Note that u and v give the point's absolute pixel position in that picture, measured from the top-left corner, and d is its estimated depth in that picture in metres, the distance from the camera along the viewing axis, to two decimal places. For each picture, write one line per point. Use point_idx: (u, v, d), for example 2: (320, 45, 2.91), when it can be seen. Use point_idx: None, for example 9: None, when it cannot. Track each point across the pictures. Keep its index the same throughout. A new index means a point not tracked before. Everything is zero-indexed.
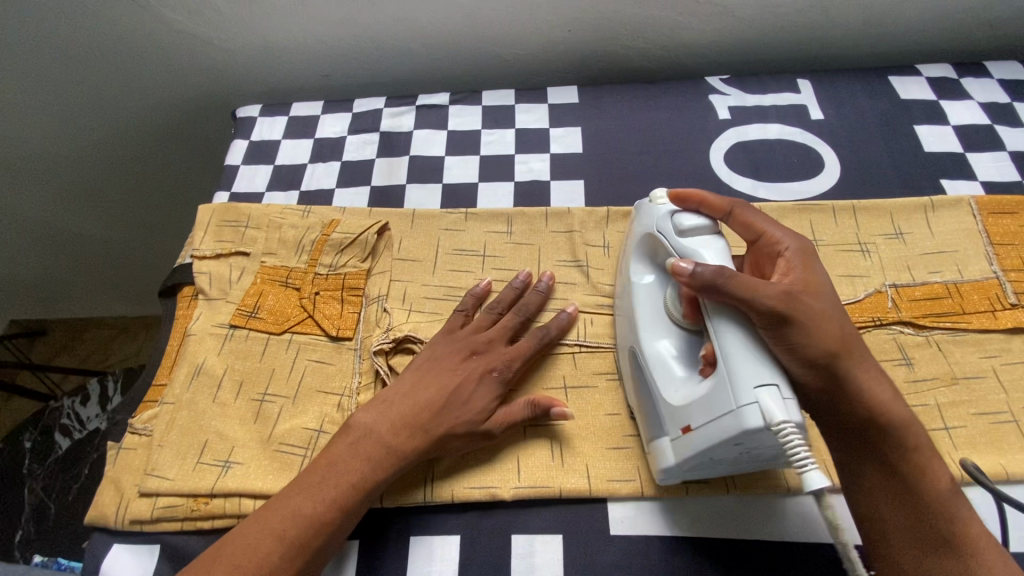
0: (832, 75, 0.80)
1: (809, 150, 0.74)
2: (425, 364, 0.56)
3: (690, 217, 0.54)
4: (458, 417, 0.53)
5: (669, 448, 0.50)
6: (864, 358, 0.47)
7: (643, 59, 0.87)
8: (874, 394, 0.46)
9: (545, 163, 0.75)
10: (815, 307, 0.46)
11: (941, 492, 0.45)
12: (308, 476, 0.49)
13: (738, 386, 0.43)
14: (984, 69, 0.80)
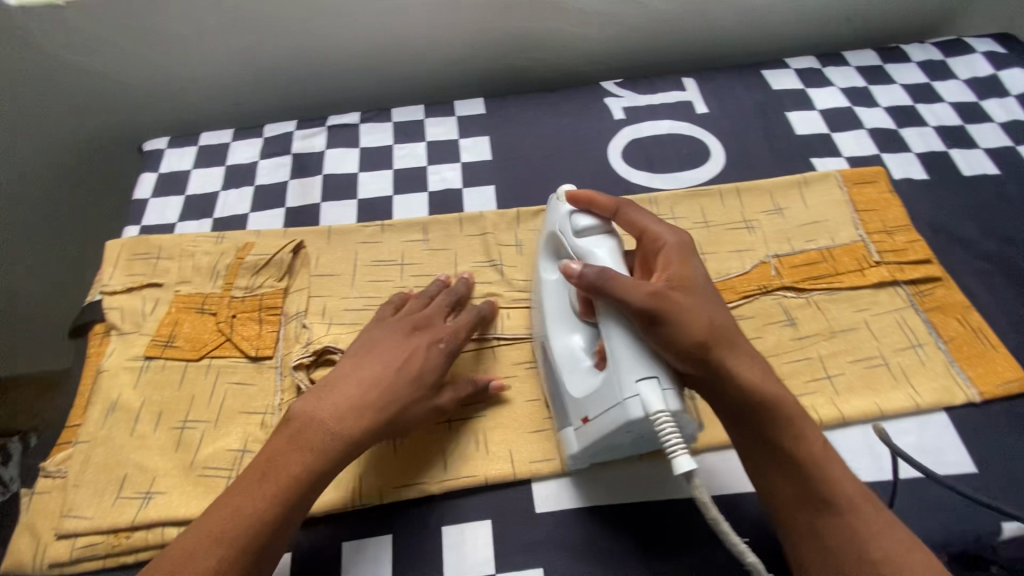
0: (713, 73, 0.88)
1: (697, 142, 0.80)
2: (364, 349, 0.55)
3: (584, 217, 0.56)
4: (407, 398, 0.52)
5: (573, 436, 0.54)
6: (733, 342, 0.50)
7: (545, 68, 0.93)
8: (745, 378, 0.49)
9: (457, 171, 0.78)
10: (683, 303, 0.49)
11: (806, 456, 0.48)
12: (237, 484, 0.48)
13: (624, 378, 0.47)
14: (843, 58, 0.89)
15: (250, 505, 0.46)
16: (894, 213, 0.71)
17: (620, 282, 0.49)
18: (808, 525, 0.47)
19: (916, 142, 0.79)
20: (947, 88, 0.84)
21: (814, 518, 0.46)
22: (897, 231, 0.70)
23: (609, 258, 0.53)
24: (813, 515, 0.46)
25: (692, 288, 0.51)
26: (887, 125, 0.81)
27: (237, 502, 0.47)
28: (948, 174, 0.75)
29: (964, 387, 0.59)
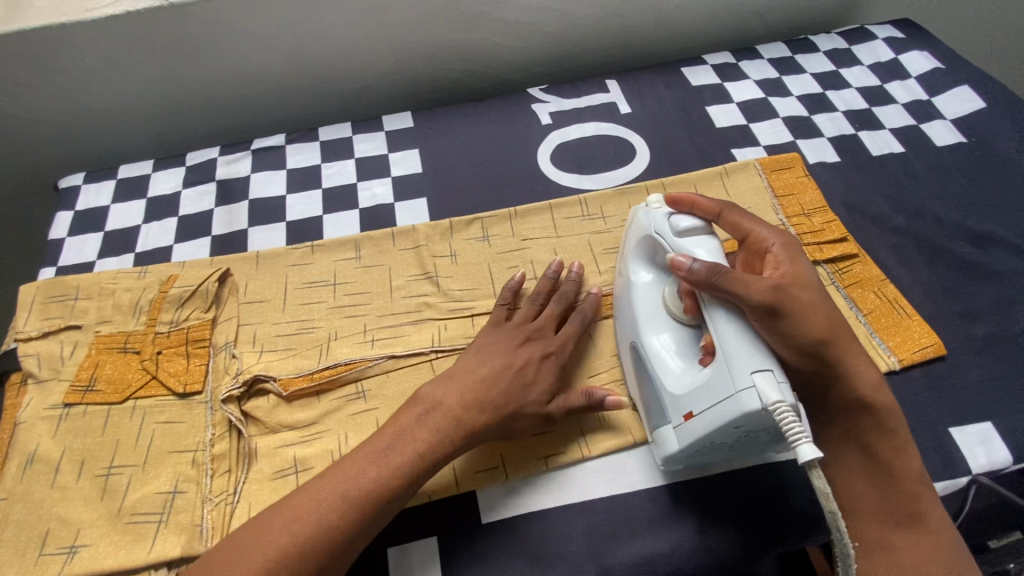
0: (634, 74, 0.90)
1: (622, 141, 0.82)
2: (500, 350, 0.58)
3: (685, 219, 0.56)
4: (517, 398, 0.55)
5: (671, 435, 0.52)
6: (852, 346, 0.52)
7: (472, 78, 0.94)
8: (859, 375, 0.51)
9: (387, 186, 0.77)
10: (802, 299, 0.50)
11: (917, 472, 0.51)
12: (350, 465, 0.50)
13: (737, 371, 0.46)
14: (756, 52, 0.93)
15: (347, 492, 0.48)
16: (811, 196, 0.74)
17: (735, 276, 0.48)
18: (874, 540, 0.50)
19: (828, 126, 0.83)
20: (853, 74, 0.89)
21: (904, 535, 0.49)
22: (815, 213, 0.73)
23: (712, 255, 0.53)
24: (891, 530, 0.50)
25: (818, 286, 0.53)
26: (801, 112, 0.84)
27: (330, 488, 0.48)
28: (858, 155, 0.79)
29: (884, 356, 0.62)
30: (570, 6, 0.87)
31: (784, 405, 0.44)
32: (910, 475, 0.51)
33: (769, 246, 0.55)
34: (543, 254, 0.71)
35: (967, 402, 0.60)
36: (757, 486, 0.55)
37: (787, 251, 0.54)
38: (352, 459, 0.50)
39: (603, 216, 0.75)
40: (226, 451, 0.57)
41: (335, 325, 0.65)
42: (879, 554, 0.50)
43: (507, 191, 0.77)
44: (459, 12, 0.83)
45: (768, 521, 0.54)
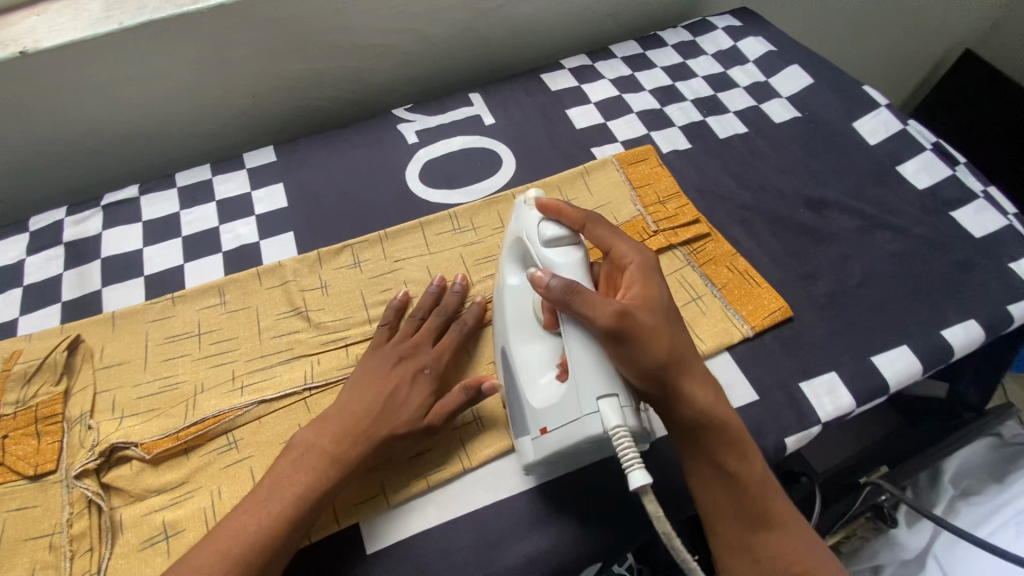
0: (496, 84, 0.93)
1: (488, 152, 0.84)
2: (370, 378, 0.57)
3: (552, 226, 0.56)
4: (389, 423, 0.54)
5: (529, 445, 0.54)
6: (698, 368, 0.53)
7: (338, 105, 0.93)
8: (701, 395, 0.52)
9: (252, 226, 0.75)
10: (650, 325, 0.50)
11: (762, 478, 0.52)
12: (233, 522, 0.49)
13: (585, 395, 0.49)
14: (610, 51, 0.98)
15: (235, 553, 0.48)
16: (665, 183, 0.79)
17: (585, 297, 0.50)
18: (738, 545, 0.51)
19: (678, 116, 0.88)
20: (699, 64, 0.95)
21: (761, 536, 0.51)
22: (670, 199, 0.77)
23: (571, 268, 0.54)
24: (753, 534, 0.51)
25: (664, 305, 0.53)
26: (653, 105, 0.89)
27: (217, 553, 0.47)
28: (707, 140, 0.85)
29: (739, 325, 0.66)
30: (422, 25, 0.88)
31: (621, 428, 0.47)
32: (757, 478, 0.52)
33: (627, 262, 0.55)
34: (415, 272, 0.71)
35: (814, 357, 0.65)
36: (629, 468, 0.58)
37: (642, 270, 0.54)
38: (232, 519, 0.50)
39: (473, 227, 0.75)
40: (87, 529, 0.54)
41: (202, 376, 0.63)
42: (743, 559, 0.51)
43: (376, 215, 0.77)
44: (307, 42, 0.83)
45: (632, 499, 0.57)
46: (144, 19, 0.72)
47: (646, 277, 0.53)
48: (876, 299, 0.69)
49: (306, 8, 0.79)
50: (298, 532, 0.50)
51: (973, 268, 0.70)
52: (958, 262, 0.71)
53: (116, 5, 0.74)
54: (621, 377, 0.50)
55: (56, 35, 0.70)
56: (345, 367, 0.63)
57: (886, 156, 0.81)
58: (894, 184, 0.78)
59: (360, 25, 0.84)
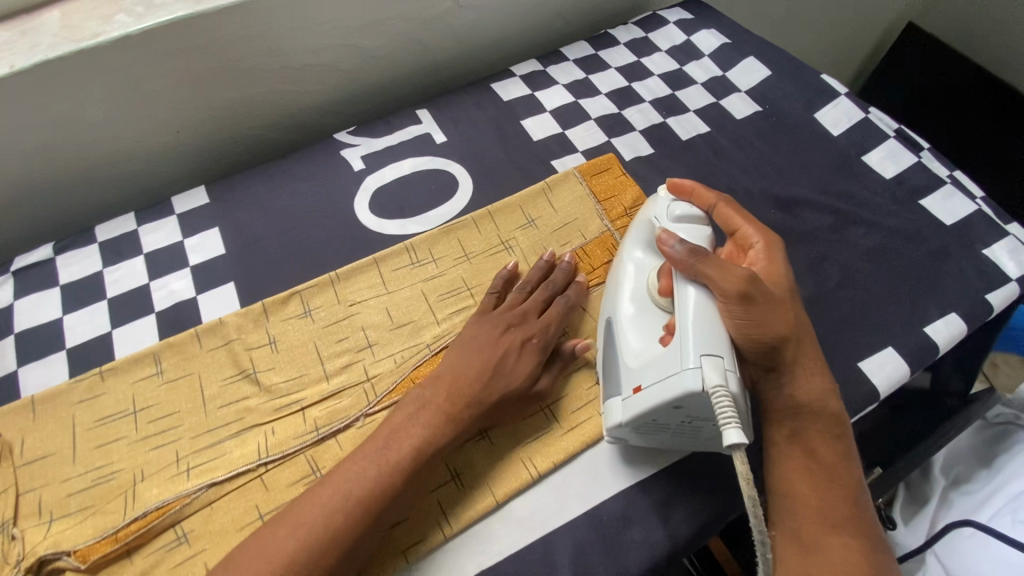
0: (444, 98, 0.87)
1: (441, 173, 0.78)
2: (486, 342, 0.58)
3: (682, 206, 0.61)
4: (499, 386, 0.55)
5: (620, 406, 0.53)
6: (811, 351, 0.55)
7: (274, 132, 0.86)
8: (798, 383, 0.54)
9: (186, 280, 0.68)
10: (773, 296, 0.53)
11: (852, 480, 0.52)
12: (347, 467, 0.49)
13: (691, 350, 0.49)
14: (561, 54, 0.93)
15: (345, 496, 0.48)
16: (631, 194, 0.75)
17: (710, 262, 0.53)
18: (817, 541, 0.49)
19: (638, 119, 0.84)
20: (654, 62, 0.91)
21: (839, 538, 0.49)
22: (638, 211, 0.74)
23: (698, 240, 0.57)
24: (835, 534, 0.49)
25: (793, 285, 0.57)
26: (610, 109, 0.85)
27: (336, 492, 0.48)
28: (669, 142, 0.81)
29: None
30: (358, 40, 0.81)
31: (726, 389, 0.47)
32: (836, 481, 0.52)
33: (756, 240, 0.59)
34: (373, 316, 0.65)
35: None
36: (621, 515, 0.54)
37: (762, 250, 0.58)
38: (351, 460, 0.50)
39: (433, 259, 0.69)
40: None
41: (141, 462, 0.56)
42: (814, 555, 0.48)
43: (325, 254, 0.70)
44: (232, 68, 0.75)
45: (631, 543, 0.53)
46: (37, 59, 0.63)
47: (772, 254, 0.57)
48: (856, 299, 0.66)
49: (226, 32, 0.71)
50: (403, 487, 0.50)
51: (948, 258, 0.69)
52: (933, 252, 0.69)
53: (8, 46, 0.65)
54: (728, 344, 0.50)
55: None
56: (304, 434, 0.57)
57: (851, 146, 0.79)
58: (862, 175, 0.76)
59: (289, 44, 0.77)
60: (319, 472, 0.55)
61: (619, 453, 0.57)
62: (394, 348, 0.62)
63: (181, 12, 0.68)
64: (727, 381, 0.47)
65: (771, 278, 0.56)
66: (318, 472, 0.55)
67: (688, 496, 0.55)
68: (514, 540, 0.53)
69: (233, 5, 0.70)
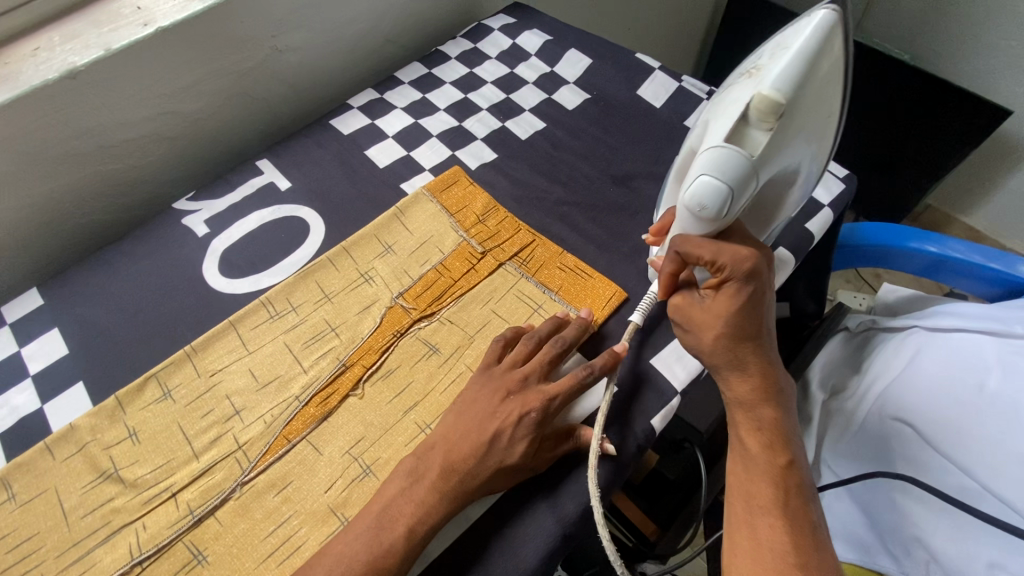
0: (285, 144, 0.86)
1: (291, 220, 0.77)
2: (489, 411, 0.55)
3: (697, 204, 0.52)
4: (489, 463, 0.52)
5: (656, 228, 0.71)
6: (748, 363, 0.52)
7: (113, 214, 0.82)
8: (733, 381, 0.53)
9: (28, 391, 0.64)
10: (698, 321, 0.53)
11: (782, 466, 0.49)
12: (337, 547, 0.49)
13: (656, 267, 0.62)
14: (395, 79, 0.94)
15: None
16: (481, 200, 0.77)
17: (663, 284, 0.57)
18: (738, 520, 0.48)
19: (478, 128, 0.86)
20: (485, 69, 0.94)
21: (762, 518, 0.47)
22: (487, 216, 0.76)
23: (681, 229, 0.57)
24: (757, 514, 0.48)
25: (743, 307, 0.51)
26: (450, 124, 0.87)
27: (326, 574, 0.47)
28: (510, 144, 0.84)
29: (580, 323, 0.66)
30: (179, 105, 0.79)
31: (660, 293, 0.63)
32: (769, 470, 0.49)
33: (721, 265, 0.51)
34: (237, 381, 0.63)
35: (656, 330, 0.66)
36: (516, 509, 0.56)
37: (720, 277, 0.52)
38: (341, 539, 0.50)
39: (293, 308, 0.68)
40: None
41: None
42: (739, 531, 0.48)
43: (178, 329, 0.68)
44: (40, 159, 0.71)
45: (523, 535, 0.54)
46: None
47: (727, 282, 0.52)
48: None
49: (20, 124, 0.67)
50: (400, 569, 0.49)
51: None
52: None
53: None
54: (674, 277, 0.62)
55: None
56: (178, 521, 0.54)
57: (673, 114, 0.84)
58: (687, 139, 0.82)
59: (100, 123, 0.74)
60: (201, 555, 0.53)
61: None
62: (262, 408, 0.61)
63: None
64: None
65: (712, 306, 0.53)
66: (199, 555, 0.53)
67: (574, 475, 0.57)
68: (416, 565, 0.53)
69: (20, 96, 0.66)
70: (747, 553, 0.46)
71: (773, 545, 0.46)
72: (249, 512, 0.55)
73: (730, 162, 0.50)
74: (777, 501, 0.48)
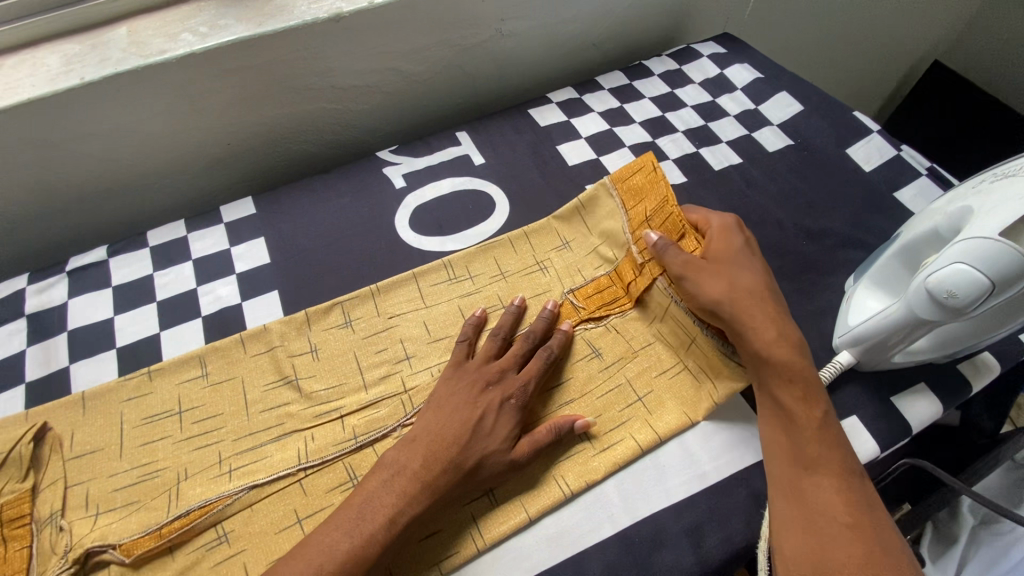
0: (484, 122, 0.90)
1: (480, 194, 0.81)
2: (467, 399, 0.57)
3: (949, 288, 0.49)
4: (475, 449, 0.54)
5: (846, 291, 0.69)
6: (760, 305, 0.60)
7: (321, 150, 0.90)
8: (760, 327, 0.59)
9: (233, 286, 0.71)
10: (707, 271, 0.62)
11: (824, 421, 0.55)
12: (324, 537, 0.49)
13: (850, 333, 0.62)
14: (597, 83, 0.96)
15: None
16: (661, 188, 0.70)
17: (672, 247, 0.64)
18: (789, 481, 0.53)
19: (671, 148, 0.85)
20: (687, 93, 0.93)
21: (810, 477, 0.52)
22: (655, 213, 0.70)
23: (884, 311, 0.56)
24: (809, 472, 0.53)
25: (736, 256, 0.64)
26: (645, 138, 0.87)
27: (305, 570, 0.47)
28: (703, 171, 0.83)
29: None
30: (406, 65, 0.85)
31: (848, 364, 0.62)
32: (804, 428, 0.55)
33: (702, 223, 0.68)
34: (412, 329, 0.66)
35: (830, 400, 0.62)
36: (661, 537, 0.55)
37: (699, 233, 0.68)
38: (324, 533, 0.49)
39: (470, 276, 0.71)
40: None
41: (184, 461, 0.58)
42: (800, 481, 0.53)
43: (366, 269, 0.73)
44: (284, 86, 0.79)
45: (660, 561, 0.54)
46: (108, 72, 0.67)
47: (725, 236, 0.66)
48: None
49: (280, 53, 0.75)
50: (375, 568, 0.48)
51: None
52: None
53: (78, 58, 0.69)
54: (856, 348, 0.61)
55: (11, 92, 0.65)
56: (343, 442, 0.58)
57: (882, 182, 0.80)
58: (894, 211, 0.77)
59: (339, 67, 0.80)
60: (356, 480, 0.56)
61: (656, 473, 0.58)
62: (431, 361, 0.64)
63: (241, 33, 0.72)
64: (858, 361, 0.62)
65: (719, 250, 0.65)
66: (355, 480, 0.56)
67: (722, 522, 0.55)
68: (559, 552, 0.54)
69: (289, 28, 0.73)
70: (795, 513, 0.51)
71: (825, 508, 0.50)
72: None
73: (1002, 260, 0.46)
74: (821, 455, 0.53)
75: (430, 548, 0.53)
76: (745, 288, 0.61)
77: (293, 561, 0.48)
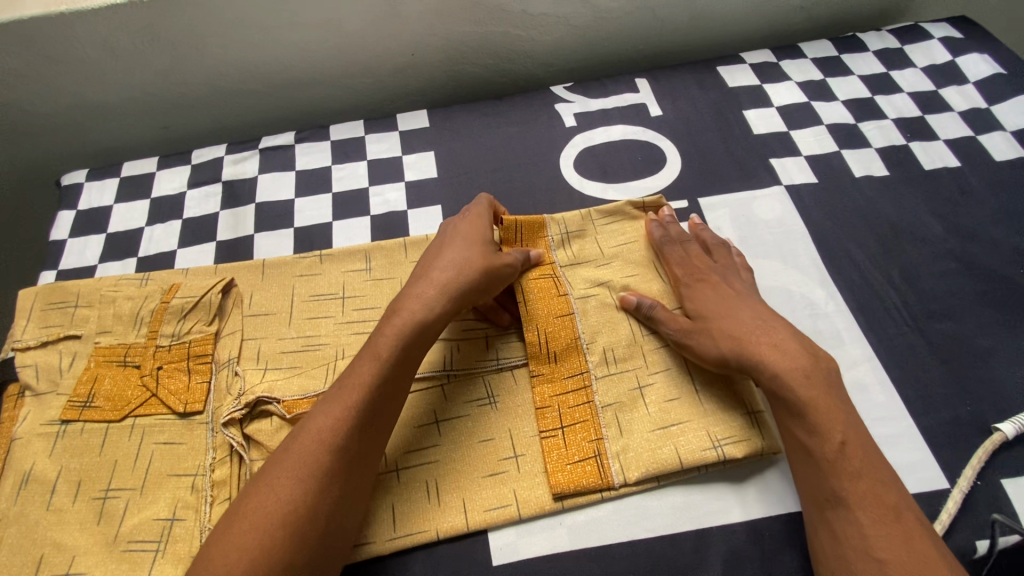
0: (666, 73, 0.84)
1: (652, 147, 0.76)
2: (469, 241, 0.59)
3: None
4: (466, 262, 0.57)
5: None
6: (777, 341, 0.53)
7: (493, 76, 0.89)
8: (770, 364, 0.51)
9: (401, 192, 0.73)
10: (703, 330, 0.55)
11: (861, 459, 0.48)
12: (309, 429, 0.49)
13: None
14: (799, 50, 0.86)
15: (263, 532, 0.44)
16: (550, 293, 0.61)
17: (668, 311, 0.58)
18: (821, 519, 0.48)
19: (876, 136, 0.76)
20: (905, 77, 0.82)
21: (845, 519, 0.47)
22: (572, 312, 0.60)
23: None
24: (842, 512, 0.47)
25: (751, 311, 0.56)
26: (846, 119, 0.78)
27: (250, 532, 0.44)
28: (908, 168, 0.73)
29: (928, 394, 0.57)
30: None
31: None
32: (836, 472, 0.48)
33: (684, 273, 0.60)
34: None
35: (1021, 451, 0.54)
36: (791, 540, 0.51)
37: (677, 284, 0.60)
38: (311, 425, 0.49)
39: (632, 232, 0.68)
40: (228, 477, 0.54)
41: (343, 342, 0.62)
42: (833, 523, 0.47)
43: (526, 202, 0.72)
44: (478, 3, 0.78)
45: (789, 562, 0.51)
46: None
47: (722, 293, 0.58)
48: None
49: None
50: (328, 513, 0.46)
51: None
52: None
53: None
54: None
55: None
56: (486, 360, 0.60)
57: None
58: None
59: None
60: (493, 399, 0.58)
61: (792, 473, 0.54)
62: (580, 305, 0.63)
63: None
64: None
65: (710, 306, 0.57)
66: (492, 398, 0.58)
67: None
68: (685, 523, 0.52)
69: None
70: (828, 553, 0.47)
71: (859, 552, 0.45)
72: (540, 387, 0.58)
73: None
74: (850, 499, 0.47)
75: (573, 471, 0.54)
76: (730, 337, 0.54)
77: (246, 506, 0.46)
